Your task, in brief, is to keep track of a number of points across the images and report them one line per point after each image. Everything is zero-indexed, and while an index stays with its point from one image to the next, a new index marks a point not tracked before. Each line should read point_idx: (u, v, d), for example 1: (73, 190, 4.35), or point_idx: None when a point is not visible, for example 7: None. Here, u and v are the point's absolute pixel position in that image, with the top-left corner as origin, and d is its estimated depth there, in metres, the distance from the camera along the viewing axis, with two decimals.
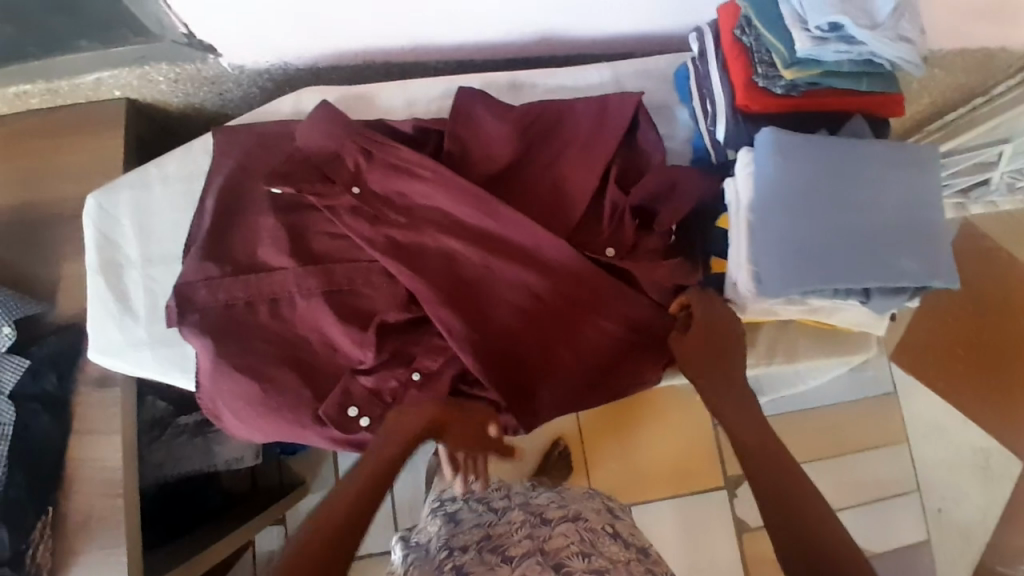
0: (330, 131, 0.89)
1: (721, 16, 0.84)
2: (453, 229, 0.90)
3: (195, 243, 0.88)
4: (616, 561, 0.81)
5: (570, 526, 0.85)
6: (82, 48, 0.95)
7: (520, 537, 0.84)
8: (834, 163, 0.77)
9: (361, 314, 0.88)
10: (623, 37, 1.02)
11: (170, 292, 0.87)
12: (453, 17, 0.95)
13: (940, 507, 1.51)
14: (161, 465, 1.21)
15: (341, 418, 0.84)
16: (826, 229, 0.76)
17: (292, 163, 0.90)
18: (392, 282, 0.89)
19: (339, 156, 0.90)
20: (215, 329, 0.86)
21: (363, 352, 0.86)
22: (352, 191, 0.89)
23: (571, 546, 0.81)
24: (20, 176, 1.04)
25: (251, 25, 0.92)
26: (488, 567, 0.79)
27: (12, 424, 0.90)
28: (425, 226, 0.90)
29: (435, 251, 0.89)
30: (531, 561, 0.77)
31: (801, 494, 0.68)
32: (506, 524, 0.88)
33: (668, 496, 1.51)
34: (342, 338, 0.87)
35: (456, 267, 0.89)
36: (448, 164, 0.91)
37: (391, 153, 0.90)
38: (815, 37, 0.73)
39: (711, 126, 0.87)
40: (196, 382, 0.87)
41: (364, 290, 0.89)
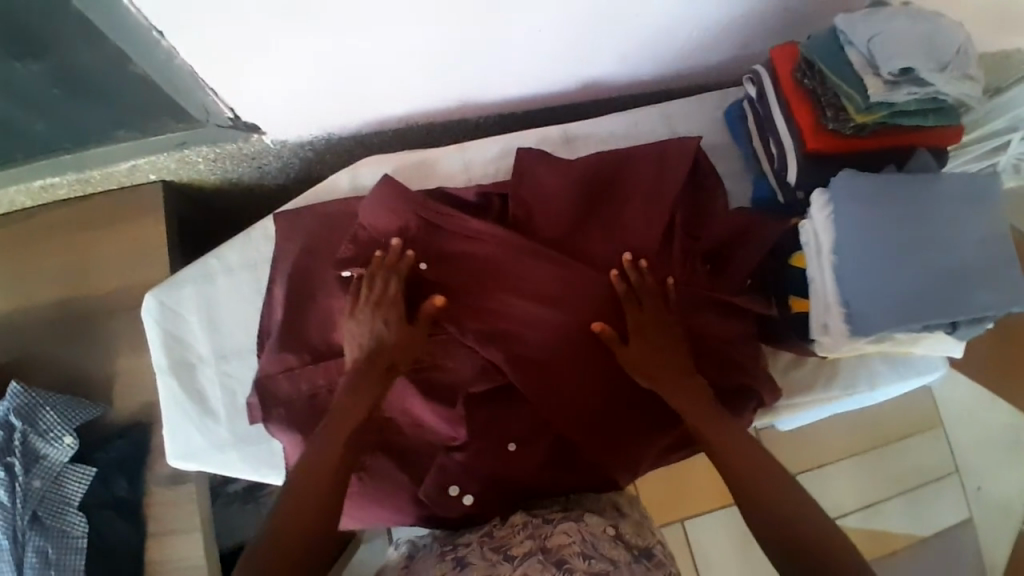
0: (393, 206, 0.88)
1: (778, 60, 0.85)
2: (525, 291, 0.88)
3: (270, 336, 0.87)
4: (619, 564, 0.73)
5: (570, 524, 0.77)
6: (119, 137, 0.91)
7: (523, 537, 0.77)
8: (905, 201, 0.79)
9: (446, 389, 0.88)
10: (664, 78, 1.03)
11: (251, 388, 0.86)
12: (499, 75, 0.94)
13: (979, 485, 1.56)
14: (219, 534, 1.16)
15: (440, 496, 0.84)
16: (910, 266, 0.77)
17: (359, 241, 0.88)
18: (472, 354, 0.89)
19: (404, 232, 0.89)
20: (301, 420, 0.84)
21: (456, 430, 0.87)
22: (422, 267, 0.89)
23: (573, 546, 0.74)
24: (56, 273, 1.00)
25: (296, 100, 0.89)
26: (489, 565, 0.73)
27: (85, 536, 0.90)
28: (498, 293, 0.89)
29: (516, 318, 0.88)
30: (532, 561, 0.71)
31: (784, 495, 0.75)
32: (509, 525, 0.80)
33: (718, 505, 1.49)
34: (430, 413, 0.87)
35: (527, 331, 0.88)
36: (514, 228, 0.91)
37: (458, 224, 0.89)
38: (887, 81, 0.74)
39: (777, 168, 0.88)
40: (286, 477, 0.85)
41: (445, 363, 0.89)
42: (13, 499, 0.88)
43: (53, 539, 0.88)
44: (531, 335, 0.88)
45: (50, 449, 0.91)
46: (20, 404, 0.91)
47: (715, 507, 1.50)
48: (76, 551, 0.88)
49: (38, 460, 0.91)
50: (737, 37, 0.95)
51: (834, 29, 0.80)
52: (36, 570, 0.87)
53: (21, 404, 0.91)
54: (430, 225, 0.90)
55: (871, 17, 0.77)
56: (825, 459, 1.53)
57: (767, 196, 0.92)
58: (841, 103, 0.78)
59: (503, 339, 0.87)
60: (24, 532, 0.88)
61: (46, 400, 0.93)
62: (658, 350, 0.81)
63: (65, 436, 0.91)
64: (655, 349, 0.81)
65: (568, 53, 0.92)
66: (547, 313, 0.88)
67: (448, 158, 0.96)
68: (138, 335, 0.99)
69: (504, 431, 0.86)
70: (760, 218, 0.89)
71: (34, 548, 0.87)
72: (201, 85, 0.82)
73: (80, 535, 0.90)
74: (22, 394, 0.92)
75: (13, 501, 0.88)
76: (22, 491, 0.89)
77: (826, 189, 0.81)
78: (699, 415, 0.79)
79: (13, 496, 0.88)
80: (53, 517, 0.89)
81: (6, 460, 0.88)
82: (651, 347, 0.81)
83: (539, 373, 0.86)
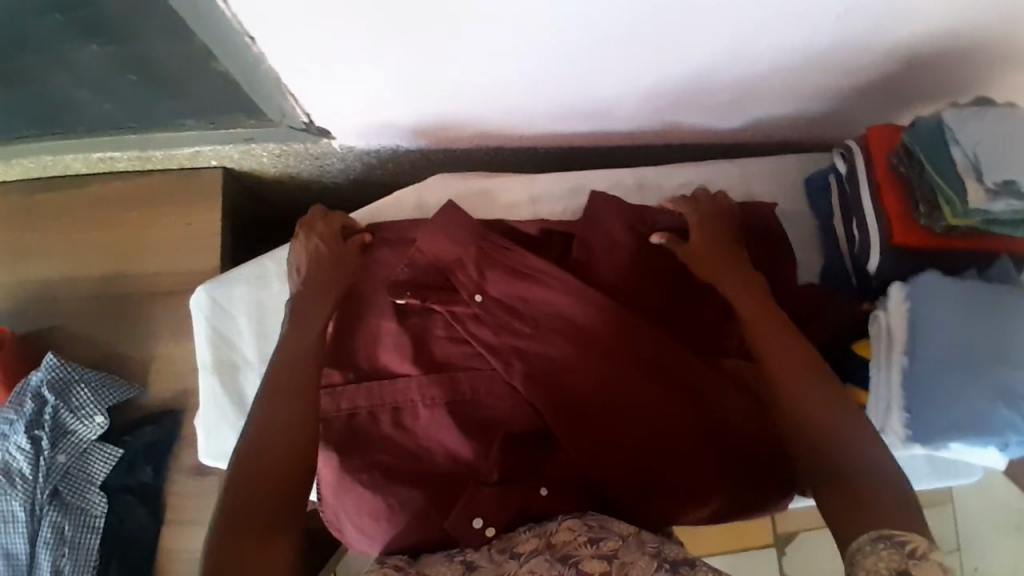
0: (454, 236, 0.88)
1: (874, 140, 0.83)
2: (569, 332, 0.86)
3: None
4: (628, 539, 0.72)
5: (575, 520, 0.75)
6: (188, 126, 0.88)
7: (529, 536, 0.75)
8: (982, 311, 0.76)
9: (486, 425, 0.87)
10: (747, 135, 1.00)
11: None
12: (581, 113, 0.91)
13: (977, 566, 1.55)
14: None
15: (468, 531, 0.79)
16: (979, 376, 0.75)
17: (421, 270, 0.89)
18: (515, 393, 0.88)
19: (462, 262, 0.88)
20: (338, 438, 0.85)
21: (487, 467, 0.83)
22: (475, 299, 0.88)
23: (578, 538, 0.72)
24: (105, 247, 0.99)
25: (373, 113, 0.87)
26: (495, 565, 0.72)
27: (103, 516, 0.90)
28: (544, 331, 0.86)
29: (563, 365, 0.85)
30: (538, 559, 0.70)
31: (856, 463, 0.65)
32: (512, 533, 0.78)
33: (719, 552, 1.49)
34: (467, 447, 0.85)
35: (567, 372, 0.85)
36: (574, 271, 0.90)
37: (516, 259, 0.88)
38: (988, 190, 0.71)
39: (857, 252, 0.86)
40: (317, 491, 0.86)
41: (486, 400, 0.88)
42: (37, 471, 0.89)
43: (71, 516, 0.88)
44: (573, 385, 0.85)
45: (79, 425, 0.91)
46: (54, 377, 0.91)
47: (717, 552, 1.49)
48: (89, 530, 0.89)
49: (66, 435, 0.91)
50: (829, 106, 0.92)
51: (941, 121, 0.77)
52: (49, 545, 0.87)
53: (55, 377, 0.91)
54: (487, 255, 0.88)
55: (983, 118, 0.74)
56: None
57: (842, 278, 0.89)
58: (937, 201, 0.76)
59: (545, 384, 0.85)
60: (42, 506, 0.89)
61: (80, 376, 0.92)
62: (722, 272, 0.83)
63: (96, 415, 0.90)
64: (715, 254, 0.84)
65: (656, 100, 0.89)
66: (586, 354, 0.85)
67: (516, 186, 0.95)
68: (180, 322, 0.98)
69: (540, 472, 0.83)
70: (834, 298, 0.86)
71: (50, 523, 0.88)
72: (281, 88, 0.80)
73: (98, 514, 0.90)
74: (58, 368, 0.92)
75: (37, 473, 0.89)
76: (46, 466, 0.89)
77: (904, 287, 0.80)
78: (782, 351, 0.73)
79: (38, 469, 0.89)
80: (74, 495, 0.90)
81: (34, 433, 0.89)
82: (711, 249, 0.85)
83: (578, 424, 0.84)
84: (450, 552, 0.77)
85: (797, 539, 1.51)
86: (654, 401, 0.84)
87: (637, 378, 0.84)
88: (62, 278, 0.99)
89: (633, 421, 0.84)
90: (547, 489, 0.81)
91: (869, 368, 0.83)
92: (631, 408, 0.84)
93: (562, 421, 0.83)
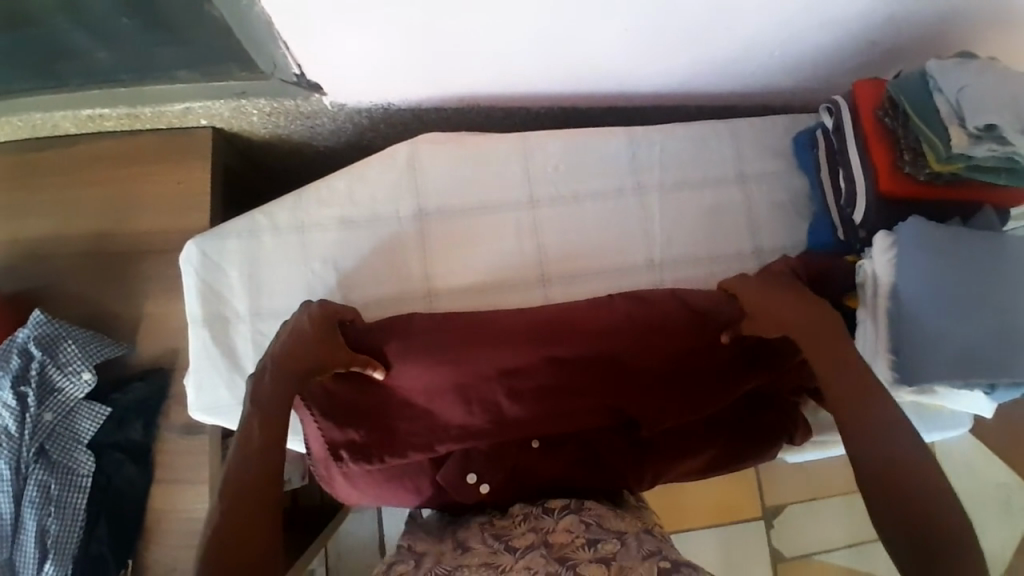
0: (464, 367, 0.83)
1: (861, 92, 0.85)
2: (571, 329, 0.85)
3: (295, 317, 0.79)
4: (624, 538, 0.72)
5: (571, 518, 0.76)
6: (179, 78, 0.88)
7: (525, 529, 0.76)
8: (963, 253, 0.79)
9: (477, 396, 0.83)
10: (736, 95, 1.01)
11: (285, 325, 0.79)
12: (572, 70, 0.92)
13: None
14: None
15: (462, 484, 0.82)
16: (964, 321, 0.77)
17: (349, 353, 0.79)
18: (506, 377, 0.83)
19: (484, 394, 0.83)
20: (332, 404, 0.81)
21: (473, 418, 0.83)
22: (489, 387, 0.83)
23: (576, 539, 0.72)
24: (93, 204, 0.98)
25: (362, 66, 0.87)
26: (491, 553, 0.73)
27: (90, 475, 0.88)
28: (531, 332, 0.85)
29: (563, 355, 0.84)
30: (534, 555, 0.70)
31: (919, 483, 0.61)
32: (509, 517, 0.80)
33: (709, 524, 1.50)
34: (479, 420, 0.83)
35: (561, 362, 0.84)
36: (562, 322, 0.86)
37: (515, 374, 0.83)
38: (969, 135, 0.73)
39: (844, 205, 0.88)
40: (308, 445, 0.85)
41: (481, 379, 0.83)
42: (23, 429, 0.86)
43: (58, 474, 0.86)
44: (606, 362, 0.84)
45: (66, 382, 0.89)
46: (41, 333, 0.89)
47: (709, 523, 1.50)
48: (77, 490, 0.87)
49: (53, 392, 0.88)
50: (815, 64, 0.93)
51: (926, 70, 0.78)
52: (35, 504, 0.85)
53: (43, 334, 0.89)
54: (506, 389, 0.83)
55: (965, 66, 0.76)
56: (819, 492, 1.52)
57: (826, 233, 0.92)
58: (921, 148, 0.78)
59: (540, 368, 0.83)
60: (28, 465, 0.86)
61: (68, 332, 0.91)
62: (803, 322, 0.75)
63: (83, 371, 0.89)
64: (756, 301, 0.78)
65: (653, 55, 0.89)
66: (581, 351, 0.84)
67: (508, 144, 0.93)
68: (170, 280, 0.98)
69: (529, 428, 0.83)
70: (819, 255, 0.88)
71: (36, 482, 0.85)
72: (276, 37, 0.79)
73: (85, 473, 0.88)
74: (45, 323, 0.90)
75: (22, 431, 0.86)
76: (33, 423, 0.87)
77: (891, 232, 0.81)
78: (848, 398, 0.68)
79: (23, 426, 0.86)
80: (62, 453, 0.87)
81: (20, 390, 0.86)
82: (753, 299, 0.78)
83: (584, 408, 0.84)
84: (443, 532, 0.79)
85: (785, 511, 1.51)
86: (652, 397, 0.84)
87: (643, 384, 0.84)
88: (53, 236, 0.98)
89: (631, 407, 0.84)
90: (536, 443, 0.84)
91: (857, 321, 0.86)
92: (632, 398, 0.84)
93: (540, 412, 0.83)
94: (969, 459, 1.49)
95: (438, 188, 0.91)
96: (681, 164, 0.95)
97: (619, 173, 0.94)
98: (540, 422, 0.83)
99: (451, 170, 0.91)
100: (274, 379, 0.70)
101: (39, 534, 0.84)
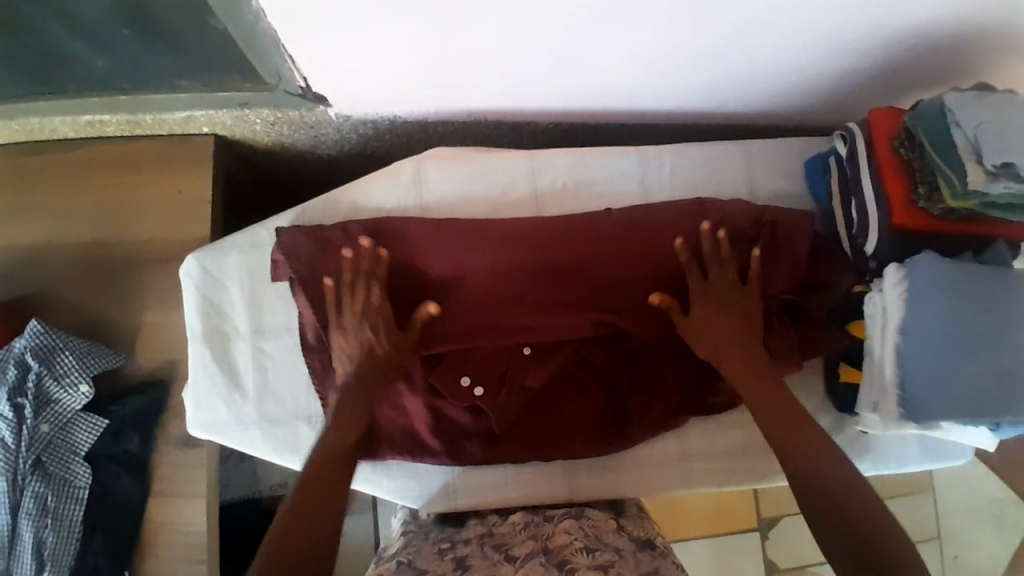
0: (470, 269, 0.85)
1: (877, 121, 0.84)
2: (576, 243, 0.86)
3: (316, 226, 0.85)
4: (622, 553, 0.75)
5: (571, 523, 0.81)
6: (181, 88, 0.86)
7: (524, 537, 0.79)
8: (971, 293, 0.78)
9: (477, 302, 0.85)
10: (747, 114, 0.99)
11: (280, 234, 0.84)
12: (583, 86, 0.90)
13: (955, 553, 1.47)
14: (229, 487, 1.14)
15: (457, 388, 0.85)
16: (969, 360, 0.77)
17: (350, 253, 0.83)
18: (510, 284, 0.85)
19: (483, 298, 0.85)
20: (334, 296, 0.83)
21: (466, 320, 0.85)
22: (497, 293, 0.85)
23: (575, 543, 0.76)
24: (91, 211, 0.97)
25: (367, 81, 0.85)
26: (491, 564, 0.73)
27: (87, 488, 0.87)
28: (538, 245, 0.86)
29: (566, 265, 0.86)
30: (535, 561, 0.72)
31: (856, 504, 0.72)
32: (509, 525, 0.84)
33: (703, 534, 1.50)
34: (475, 322, 0.85)
35: (561, 272, 0.86)
36: (571, 233, 0.86)
37: (517, 282, 0.85)
38: (986, 173, 0.72)
39: (856, 234, 0.86)
40: (303, 335, 0.84)
41: (485, 283, 0.85)
42: (19, 441, 0.85)
43: (54, 487, 0.85)
44: (594, 277, 0.86)
45: (63, 394, 0.87)
46: (37, 344, 0.87)
47: (703, 533, 1.50)
48: (74, 504, 0.86)
49: (49, 403, 0.87)
50: (829, 87, 0.92)
51: (943, 103, 0.77)
52: (32, 516, 0.84)
53: (39, 344, 0.87)
54: (506, 295, 0.85)
55: (984, 100, 0.74)
56: None
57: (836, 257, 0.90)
58: (936, 182, 0.77)
59: (546, 276, 0.86)
60: (24, 477, 0.85)
61: (66, 343, 0.89)
62: (745, 353, 0.80)
63: (80, 383, 0.88)
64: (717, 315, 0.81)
65: (664, 75, 0.88)
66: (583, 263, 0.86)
67: (515, 162, 0.91)
68: (169, 290, 0.96)
69: (522, 335, 0.85)
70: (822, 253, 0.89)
71: (32, 493, 0.85)
72: (281, 51, 0.77)
73: (82, 486, 0.87)
74: (42, 335, 0.88)
75: (18, 443, 0.85)
76: (29, 436, 0.86)
77: (902, 265, 0.79)
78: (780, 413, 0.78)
79: (20, 438, 0.85)
80: (58, 465, 0.86)
81: (17, 401, 0.86)
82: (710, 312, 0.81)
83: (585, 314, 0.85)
84: (441, 544, 0.79)
85: (779, 523, 1.52)
86: (640, 312, 0.85)
87: (632, 299, 0.86)
88: (51, 243, 0.96)
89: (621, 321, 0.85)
90: (530, 350, 0.86)
91: (860, 247, 0.86)
92: (619, 313, 0.85)
93: (535, 318, 0.85)
94: (963, 474, 1.50)
95: (444, 205, 0.90)
96: (691, 185, 0.93)
97: (628, 193, 0.92)
98: (538, 329, 0.85)
99: (456, 185, 0.90)
100: (302, 272, 0.82)
101: (35, 546, 0.83)
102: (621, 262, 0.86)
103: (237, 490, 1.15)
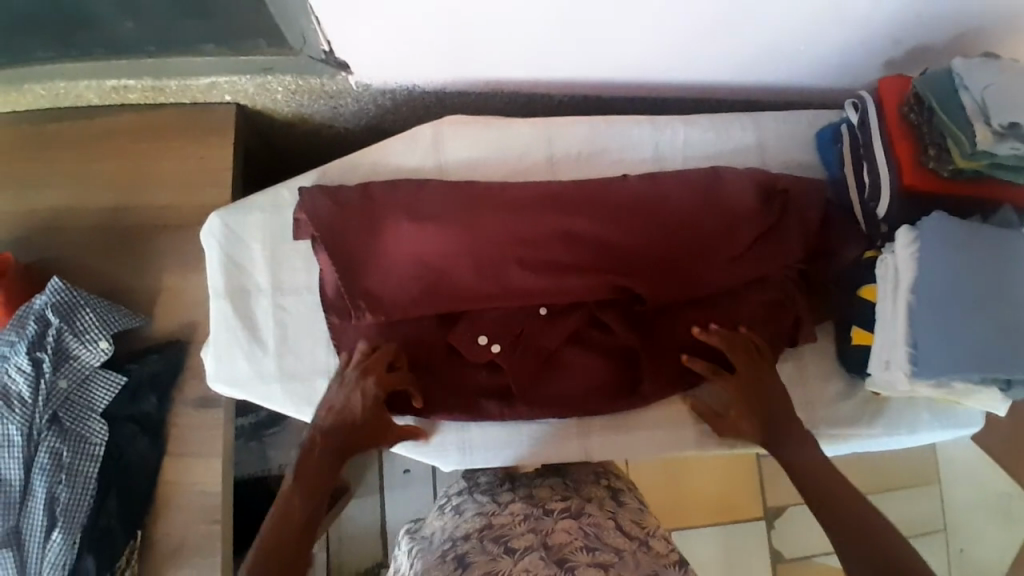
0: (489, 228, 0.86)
1: (886, 89, 0.86)
2: (593, 210, 0.86)
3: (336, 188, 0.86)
4: (621, 554, 0.74)
5: (571, 521, 0.78)
6: (208, 52, 0.88)
7: (524, 530, 0.76)
8: (981, 252, 0.79)
9: (494, 262, 0.85)
10: (757, 89, 1.01)
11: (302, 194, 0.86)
12: (597, 58, 0.92)
13: (961, 545, 1.47)
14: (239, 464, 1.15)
15: (474, 346, 0.86)
16: (981, 319, 0.78)
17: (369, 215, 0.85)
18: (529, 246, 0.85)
19: (500, 258, 0.85)
20: (355, 251, 0.84)
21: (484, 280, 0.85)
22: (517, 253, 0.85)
23: (575, 542, 0.73)
24: (113, 175, 0.98)
25: (389, 50, 0.87)
26: (490, 559, 0.71)
27: (102, 445, 0.87)
28: (556, 209, 0.86)
29: (584, 229, 0.86)
30: (534, 557, 0.70)
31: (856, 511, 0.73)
32: (509, 515, 0.80)
33: (709, 522, 1.50)
34: (492, 285, 0.85)
35: (579, 236, 0.86)
36: (589, 197, 0.87)
37: (535, 243, 0.86)
38: (993, 133, 0.73)
39: (867, 198, 0.88)
40: (324, 290, 0.86)
41: (504, 243, 0.85)
42: (35, 395, 0.86)
43: (69, 442, 0.86)
44: (607, 243, 0.86)
45: (83, 350, 0.88)
46: (58, 300, 0.88)
47: (709, 521, 1.50)
48: (90, 461, 0.86)
49: (68, 359, 0.88)
50: (838, 62, 0.94)
51: (951, 68, 0.79)
52: (46, 472, 0.84)
53: (59, 301, 0.88)
54: (523, 256, 0.85)
55: (991, 65, 0.76)
56: None
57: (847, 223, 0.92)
58: (945, 144, 0.79)
59: (565, 239, 0.86)
60: (40, 432, 0.85)
61: (86, 301, 0.90)
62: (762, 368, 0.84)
63: (99, 340, 0.89)
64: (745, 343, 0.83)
65: (677, 47, 0.90)
66: (602, 232, 0.86)
67: (531, 130, 0.93)
68: (188, 255, 0.98)
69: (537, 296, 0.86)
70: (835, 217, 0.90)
71: (47, 449, 0.85)
72: (308, 13, 0.80)
73: (97, 443, 0.87)
74: (62, 291, 0.89)
75: (36, 397, 0.86)
76: (47, 389, 0.86)
77: (914, 227, 0.81)
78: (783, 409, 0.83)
79: (37, 393, 0.86)
80: (74, 421, 0.87)
81: (36, 355, 0.86)
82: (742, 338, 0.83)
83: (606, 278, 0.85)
84: (443, 548, 0.75)
85: (785, 513, 1.52)
86: (657, 278, 0.86)
87: (652, 266, 0.86)
88: (72, 206, 0.98)
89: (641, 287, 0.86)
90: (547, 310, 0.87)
91: (871, 210, 0.88)
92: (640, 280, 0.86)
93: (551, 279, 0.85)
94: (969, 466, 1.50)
95: (461, 170, 0.92)
96: (703, 156, 0.95)
97: (642, 162, 0.94)
98: (556, 291, 0.85)
99: (473, 152, 0.92)
100: (322, 229, 0.83)
101: (48, 502, 0.83)
102: (640, 231, 0.86)
103: (248, 467, 1.16)
